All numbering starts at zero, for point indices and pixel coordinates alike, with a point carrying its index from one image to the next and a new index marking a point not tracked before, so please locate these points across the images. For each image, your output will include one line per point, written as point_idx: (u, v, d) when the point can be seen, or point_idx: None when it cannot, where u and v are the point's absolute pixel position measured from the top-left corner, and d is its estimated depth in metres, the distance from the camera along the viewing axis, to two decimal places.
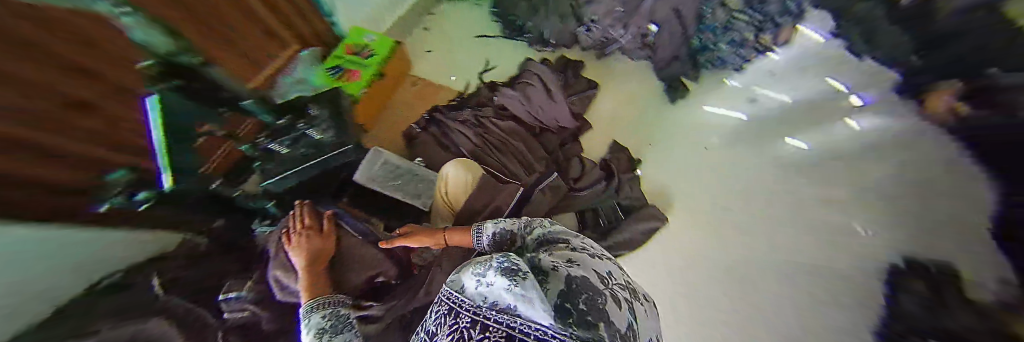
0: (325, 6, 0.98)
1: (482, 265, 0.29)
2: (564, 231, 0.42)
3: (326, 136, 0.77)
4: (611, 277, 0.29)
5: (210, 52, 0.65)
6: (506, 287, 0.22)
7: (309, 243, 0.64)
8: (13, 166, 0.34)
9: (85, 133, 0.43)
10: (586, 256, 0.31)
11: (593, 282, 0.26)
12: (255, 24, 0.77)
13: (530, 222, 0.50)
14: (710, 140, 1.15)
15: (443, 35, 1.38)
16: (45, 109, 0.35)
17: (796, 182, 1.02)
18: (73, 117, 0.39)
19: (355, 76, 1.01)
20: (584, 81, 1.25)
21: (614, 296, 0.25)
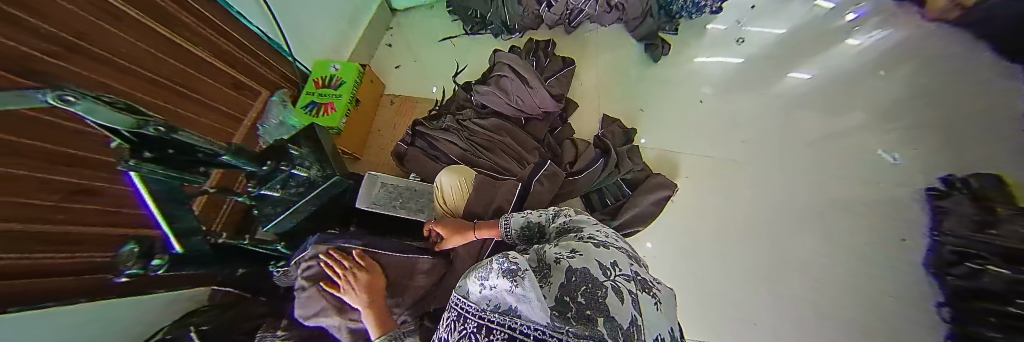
0: (283, 48, 0.99)
1: (481, 265, 0.26)
2: (583, 221, 0.41)
3: (315, 171, 0.73)
4: (617, 266, 0.27)
5: (174, 115, 0.66)
6: (506, 289, 0.21)
7: (360, 282, 0.61)
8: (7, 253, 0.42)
9: (57, 218, 0.50)
10: (590, 245, 0.29)
11: (594, 273, 0.25)
12: (220, 82, 0.78)
13: (557, 212, 0.48)
14: (705, 91, 1.11)
15: (406, 47, 1.38)
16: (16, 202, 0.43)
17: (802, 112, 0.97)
18: (40, 202, 0.46)
19: (329, 109, 1.01)
20: (559, 60, 1.20)
21: (618, 288, 0.24)
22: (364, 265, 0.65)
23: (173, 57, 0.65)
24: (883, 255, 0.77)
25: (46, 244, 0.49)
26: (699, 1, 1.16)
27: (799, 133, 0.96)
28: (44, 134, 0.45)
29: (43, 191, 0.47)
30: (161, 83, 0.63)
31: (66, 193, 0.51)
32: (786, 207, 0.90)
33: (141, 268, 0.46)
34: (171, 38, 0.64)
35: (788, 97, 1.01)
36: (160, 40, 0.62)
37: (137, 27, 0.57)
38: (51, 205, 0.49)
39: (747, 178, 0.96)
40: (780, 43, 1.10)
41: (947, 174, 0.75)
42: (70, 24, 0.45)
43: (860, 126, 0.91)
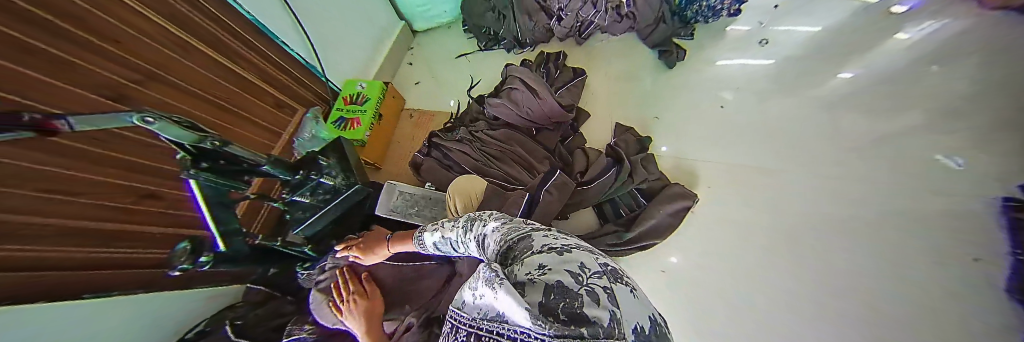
0: (318, 70, 1.11)
1: (475, 275, 0.28)
2: (515, 228, 0.32)
3: (339, 180, 0.81)
4: (593, 276, 0.21)
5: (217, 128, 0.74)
6: (491, 298, 0.20)
7: (360, 304, 0.72)
8: (64, 250, 0.50)
9: (120, 220, 0.59)
10: (557, 255, 0.23)
11: (568, 286, 0.19)
12: (264, 101, 0.89)
13: (471, 224, 0.39)
14: (724, 96, 1.07)
15: (426, 64, 1.48)
16: (84, 207, 0.52)
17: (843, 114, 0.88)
18: (104, 206, 0.55)
19: (355, 124, 1.11)
20: (569, 71, 1.22)
21: (601, 302, 0.18)
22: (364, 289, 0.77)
23: (224, 79, 0.76)
24: (969, 274, 0.60)
25: (112, 241, 0.58)
26: (715, 5, 1.14)
27: (834, 137, 0.88)
28: (119, 146, 0.54)
29: (112, 194, 0.56)
30: (209, 100, 0.72)
31: (133, 198, 0.60)
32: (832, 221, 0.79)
33: (190, 263, 0.52)
34: (224, 63, 0.75)
35: (820, 98, 0.95)
36: (214, 64, 0.73)
37: (194, 53, 0.68)
38: (123, 207, 0.58)
39: (774, 186, 0.89)
40: (806, 43, 1.05)
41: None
42: (142, 53, 0.57)
43: (924, 125, 0.78)
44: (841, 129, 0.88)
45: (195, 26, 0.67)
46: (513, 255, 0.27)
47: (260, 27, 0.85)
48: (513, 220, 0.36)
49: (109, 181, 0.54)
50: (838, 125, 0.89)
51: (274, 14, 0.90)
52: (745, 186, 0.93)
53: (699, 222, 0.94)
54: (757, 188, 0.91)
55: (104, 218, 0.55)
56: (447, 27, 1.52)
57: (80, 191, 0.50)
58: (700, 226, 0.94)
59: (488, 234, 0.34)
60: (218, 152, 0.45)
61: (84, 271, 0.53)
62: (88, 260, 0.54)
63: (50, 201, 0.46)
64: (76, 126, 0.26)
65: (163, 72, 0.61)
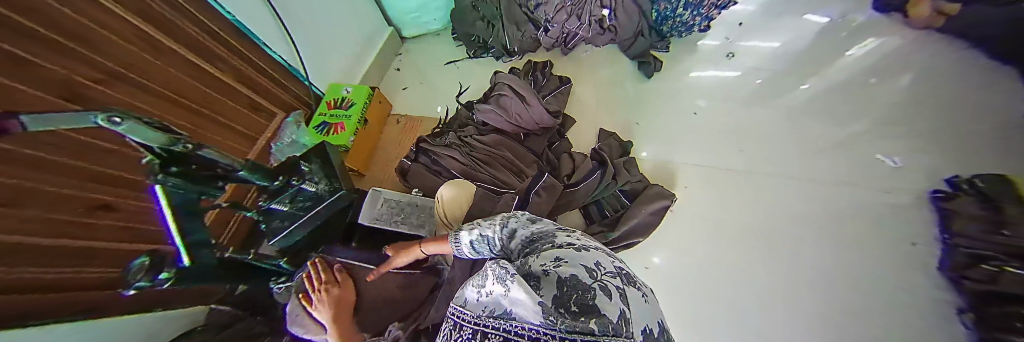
0: (301, 73, 1.08)
1: (480, 276, 0.28)
2: (545, 229, 0.40)
3: (324, 187, 0.76)
4: (601, 269, 0.26)
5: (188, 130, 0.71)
6: (503, 293, 0.22)
7: (330, 296, 0.73)
8: (23, 267, 0.46)
9: (68, 234, 0.53)
10: (574, 253, 0.28)
11: (582, 279, 0.23)
12: (240, 103, 0.85)
13: (506, 222, 0.46)
14: (699, 104, 1.15)
15: (413, 70, 1.47)
16: (42, 221, 0.48)
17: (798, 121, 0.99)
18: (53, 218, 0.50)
19: (339, 128, 1.08)
20: (556, 79, 1.26)
21: (609, 293, 0.22)
22: (338, 280, 0.76)
23: (198, 80, 0.72)
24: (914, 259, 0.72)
25: (50, 258, 0.50)
26: (688, 21, 1.21)
27: (792, 143, 0.99)
28: (74, 150, 0.50)
29: (63, 206, 0.50)
30: (172, 100, 0.67)
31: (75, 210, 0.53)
32: (791, 218, 0.89)
33: (148, 280, 0.48)
34: (198, 63, 0.71)
35: (783, 107, 1.06)
36: (186, 64, 0.69)
37: (164, 51, 0.64)
38: (72, 220, 0.53)
39: (743, 188, 0.97)
40: (769, 55, 1.16)
41: (952, 174, 0.74)
42: (109, 50, 0.53)
43: (868, 132, 0.91)
44: (795, 135, 0.99)
45: (169, 23, 0.64)
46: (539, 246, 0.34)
47: (242, 29, 0.83)
48: (542, 221, 0.44)
49: (56, 191, 0.49)
50: (789, 132, 1.01)
51: (258, 16, 0.87)
52: (720, 187, 1.00)
53: (677, 223, 0.98)
54: (731, 191, 0.98)
55: (44, 235, 0.48)
56: (436, 34, 1.53)
57: (31, 201, 0.45)
58: (679, 226, 0.98)
59: (522, 230, 0.42)
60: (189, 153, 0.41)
61: (38, 292, 0.48)
62: (29, 281, 0.46)
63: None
64: (27, 127, 0.23)
65: (130, 73, 0.58)
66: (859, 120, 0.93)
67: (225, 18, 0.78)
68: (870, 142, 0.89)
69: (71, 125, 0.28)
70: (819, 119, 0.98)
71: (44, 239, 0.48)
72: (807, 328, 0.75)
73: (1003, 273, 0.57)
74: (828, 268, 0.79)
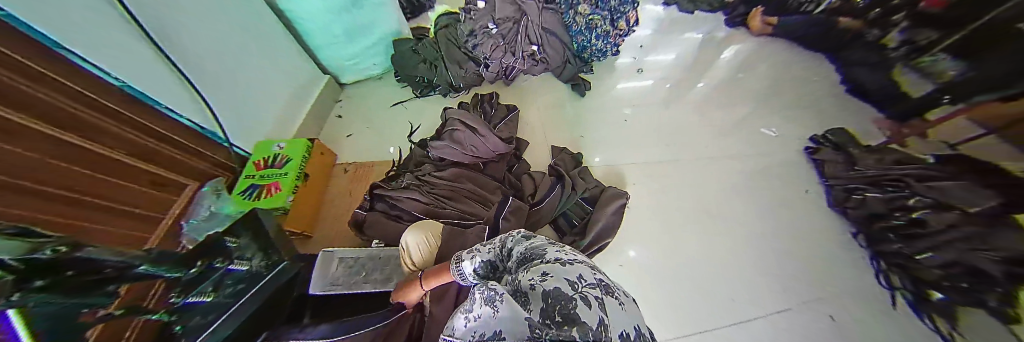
0: (218, 136, 0.96)
1: (470, 303, 0.36)
2: (535, 242, 0.46)
3: (258, 261, 0.67)
4: (581, 280, 0.32)
5: (96, 226, 0.56)
6: (491, 315, 0.31)
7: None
8: None
9: None
10: (557, 266, 0.34)
11: (565, 290, 0.30)
12: (135, 182, 0.68)
13: (505, 242, 0.51)
14: (626, 112, 1.34)
15: (356, 117, 1.42)
16: None
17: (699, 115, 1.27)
18: None
19: (273, 190, 0.96)
20: (503, 108, 1.34)
21: (584, 301, 0.29)
22: None
23: (92, 170, 0.58)
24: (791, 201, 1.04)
25: None
26: (603, 48, 1.45)
27: (698, 129, 1.24)
28: None
29: None
30: (70, 200, 0.52)
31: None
32: (712, 189, 1.10)
33: None
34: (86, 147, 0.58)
35: (685, 105, 1.31)
36: (72, 150, 0.55)
37: (55, 142, 0.51)
38: None
39: (677, 177, 1.14)
40: (667, 64, 1.44)
41: (813, 135, 1.12)
42: (17, 138, 0.43)
43: (746, 114, 1.22)
44: (695, 125, 1.24)
45: (51, 107, 0.51)
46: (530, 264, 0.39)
47: (135, 95, 0.71)
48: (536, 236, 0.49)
49: None
50: (695, 123, 1.25)
51: (159, 82, 0.77)
52: (658, 176, 1.15)
53: (633, 217, 1.05)
54: (670, 180, 1.13)
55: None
56: (377, 78, 1.53)
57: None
58: (636, 221, 1.05)
59: (512, 244, 0.49)
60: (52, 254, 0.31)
61: None
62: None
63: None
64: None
65: (41, 186, 0.46)
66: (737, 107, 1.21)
67: (113, 88, 0.66)
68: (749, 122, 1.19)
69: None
70: (716, 108, 1.26)
71: None
72: (779, 289, 0.91)
73: (867, 196, 0.94)
74: (766, 232, 1.00)
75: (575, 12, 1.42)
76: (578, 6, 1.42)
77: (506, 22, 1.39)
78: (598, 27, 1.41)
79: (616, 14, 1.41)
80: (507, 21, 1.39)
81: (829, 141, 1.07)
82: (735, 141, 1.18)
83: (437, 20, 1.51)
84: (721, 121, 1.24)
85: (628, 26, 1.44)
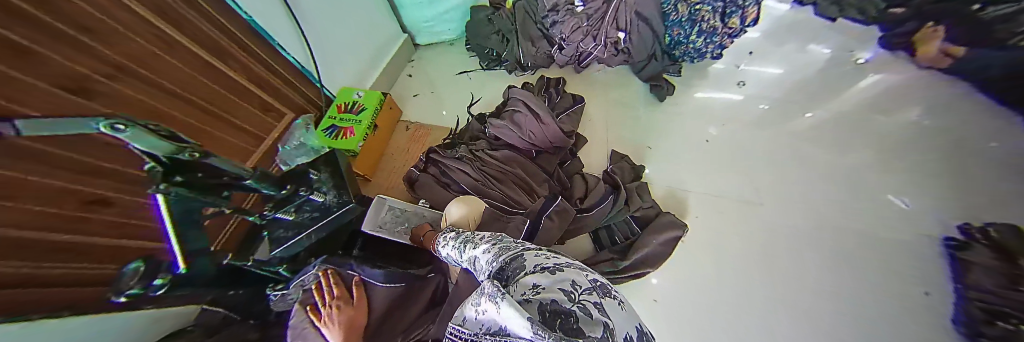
0: (313, 75, 1.06)
1: (476, 294, 0.34)
2: (504, 249, 0.45)
3: (332, 197, 0.72)
4: (576, 290, 0.29)
5: (203, 133, 0.72)
6: (495, 314, 0.26)
7: (341, 315, 0.62)
8: (51, 245, 0.52)
9: (97, 228, 0.60)
10: (546, 275, 0.32)
11: (562, 302, 0.26)
12: (250, 103, 0.85)
13: (465, 241, 0.58)
14: (711, 131, 1.15)
15: (426, 78, 1.46)
16: (70, 213, 0.54)
17: (801, 152, 1.05)
18: (79, 212, 0.56)
19: (348, 133, 1.06)
20: (569, 97, 1.25)
21: (584, 311, 0.25)
22: (352, 298, 0.66)
23: (205, 77, 0.70)
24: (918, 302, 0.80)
25: (63, 254, 0.55)
26: (702, 48, 1.22)
27: (795, 172, 1.03)
28: (59, 141, 0.49)
29: (59, 199, 0.52)
30: (189, 99, 0.67)
31: (81, 203, 0.56)
32: (793, 246, 0.92)
33: (141, 288, 0.45)
34: (200, 55, 0.68)
35: (788, 138, 1.09)
36: (200, 62, 0.69)
37: (176, 47, 0.63)
38: (96, 217, 0.59)
39: (752, 221, 0.97)
40: (779, 82, 1.19)
41: (963, 222, 0.86)
42: (117, 44, 0.51)
43: (865, 165, 0.99)
44: (790, 167, 1.04)
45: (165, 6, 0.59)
46: (508, 274, 0.36)
47: (255, 27, 0.82)
48: (500, 242, 0.50)
49: (81, 188, 0.55)
50: (790, 163, 1.04)
51: (274, 18, 0.86)
52: (728, 216, 0.99)
53: (685, 254, 0.95)
54: (742, 221, 0.97)
55: (58, 229, 0.53)
56: (449, 44, 1.54)
57: (40, 197, 0.48)
58: (690, 259, 0.94)
59: (479, 255, 0.49)
60: (178, 155, 0.37)
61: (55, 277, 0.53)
62: (34, 275, 0.49)
63: (5, 209, 0.43)
64: (20, 133, 0.23)
65: (134, 65, 0.55)
66: (853, 153, 1.02)
67: (241, 19, 0.78)
68: (858, 175, 0.98)
69: (63, 132, 0.26)
70: (829, 150, 1.04)
71: (57, 231, 0.53)
72: None
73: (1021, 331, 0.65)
74: (835, 309, 0.82)
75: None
76: None
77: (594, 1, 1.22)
78: (704, 21, 1.17)
79: (731, 7, 1.15)
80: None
81: (986, 238, 0.80)
82: (844, 200, 0.96)
83: None
84: (829, 171, 1.01)
85: (742, 25, 1.18)
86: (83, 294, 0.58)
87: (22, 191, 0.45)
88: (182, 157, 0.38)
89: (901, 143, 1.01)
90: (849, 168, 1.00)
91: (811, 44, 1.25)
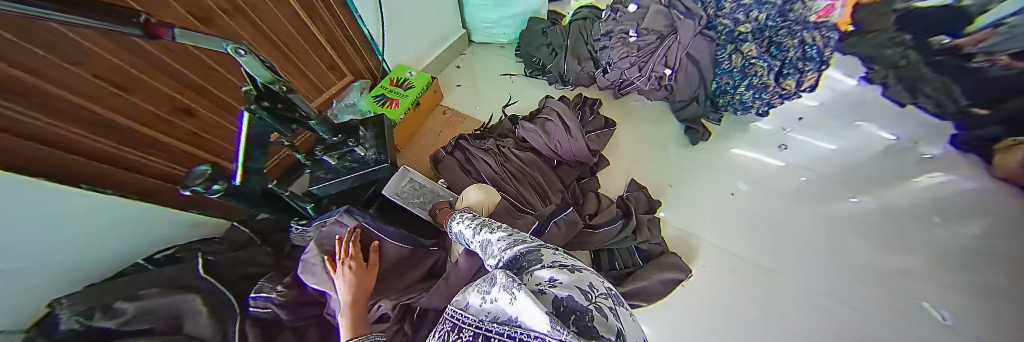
0: (378, 47, 1.16)
1: (486, 285, 0.38)
2: (517, 240, 0.49)
3: (370, 154, 0.79)
4: (592, 289, 0.31)
5: (285, 73, 0.86)
6: (509, 306, 0.31)
7: (352, 276, 0.60)
8: (136, 134, 0.63)
9: (185, 134, 0.73)
10: (560, 271, 0.34)
11: (578, 300, 0.29)
12: (323, 62, 0.98)
13: (479, 225, 0.62)
14: (738, 186, 1.12)
15: (472, 72, 1.55)
16: (165, 115, 0.66)
17: (835, 233, 1.00)
18: (173, 117, 0.68)
19: (394, 104, 1.15)
20: (601, 120, 1.28)
21: (599, 311, 0.28)
22: (368, 262, 0.65)
23: (298, 32, 0.84)
24: None
25: (144, 146, 0.66)
26: (747, 101, 1.19)
27: (825, 251, 0.97)
28: (178, 57, 0.61)
29: (160, 100, 0.63)
30: (278, 45, 0.80)
31: (176, 110, 0.68)
32: (803, 329, 0.86)
33: (203, 187, 0.52)
34: (301, 15, 0.82)
35: (823, 216, 1.03)
36: (298, 20, 0.82)
37: (285, 4, 0.76)
38: (187, 126, 0.72)
39: (761, 287, 0.94)
40: (824, 155, 1.15)
41: None
42: None
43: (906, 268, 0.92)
44: (817, 242, 0.98)
45: None
46: (522, 266, 0.39)
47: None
48: (517, 234, 0.53)
49: (182, 100, 0.68)
50: (818, 240, 0.99)
51: None
52: (735, 273, 0.96)
53: (683, 298, 0.93)
54: (751, 284, 0.94)
55: (151, 124, 0.65)
56: (501, 46, 1.62)
57: (143, 93, 0.60)
58: (685, 304, 0.93)
59: (493, 240, 0.53)
60: (276, 83, 0.44)
61: (117, 159, 0.62)
62: (106, 154, 0.59)
63: (107, 91, 0.54)
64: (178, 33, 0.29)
65: (249, 10, 0.68)
66: (896, 253, 0.95)
67: None
68: (890, 272, 0.92)
69: (207, 47, 0.33)
70: (863, 237, 0.98)
71: (147, 127, 0.64)
72: None
73: None
74: None
75: (735, 48, 1.17)
76: (737, 31, 1.17)
77: (650, 35, 1.22)
78: (755, 77, 1.14)
79: (789, 68, 1.13)
80: (652, 34, 1.22)
81: None
82: (866, 292, 0.90)
83: (577, 9, 1.48)
84: (858, 258, 0.95)
85: (797, 88, 1.15)
86: (148, 183, 0.70)
87: (127, 83, 0.56)
88: (278, 88, 0.45)
89: (951, 253, 0.94)
90: (883, 265, 0.94)
91: (862, 123, 1.19)
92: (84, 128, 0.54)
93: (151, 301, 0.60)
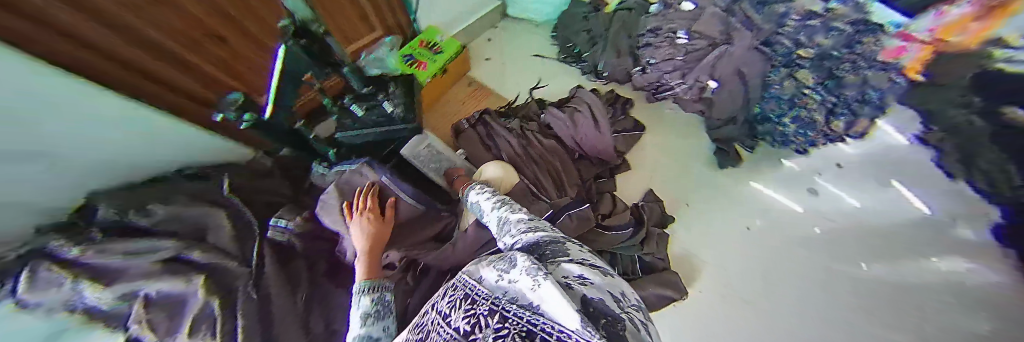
0: (411, 5, 1.12)
1: (505, 265, 0.37)
2: (537, 226, 0.47)
3: (397, 111, 0.79)
4: (622, 297, 0.29)
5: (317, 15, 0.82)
6: (532, 291, 0.29)
7: (367, 226, 0.63)
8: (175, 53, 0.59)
9: (214, 59, 0.68)
10: (590, 271, 0.32)
11: (610, 305, 0.27)
12: (354, 9, 0.93)
13: (496, 202, 0.60)
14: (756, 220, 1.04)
15: (503, 47, 1.48)
16: (198, 36, 0.62)
17: (856, 284, 0.90)
18: (204, 38, 0.63)
19: (422, 66, 1.11)
20: (631, 122, 1.22)
21: (631, 321, 0.26)
22: (384, 215, 0.67)
23: None
24: None
25: (180, 67, 0.62)
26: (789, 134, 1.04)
27: (839, 300, 0.89)
28: None
29: (194, 18, 0.58)
30: None
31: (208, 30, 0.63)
32: None
33: (233, 115, 0.53)
34: None
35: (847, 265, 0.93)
36: None
37: None
38: (217, 49, 0.67)
39: (758, 321, 0.89)
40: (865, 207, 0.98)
41: None
42: None
43: None
44: (832, 290, 0.91)
45: None
46: (545, 254, 0.38)
47: None
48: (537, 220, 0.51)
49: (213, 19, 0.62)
50: (834, 288, 0.91)
51: None
52: (732, 303, 0.93)
53: (672, 316, 0.93)
54: (747, 316, 0.90)
55: (186, 43, 0.60)
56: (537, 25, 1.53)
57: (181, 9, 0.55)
58: (673, 321, 0.92)
59: (512, 218, 0.52)
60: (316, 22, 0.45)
61: (159, 79, 0.59)
62: (148, 71, 0.56)
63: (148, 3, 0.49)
64: None
65: None
66: None
67: None
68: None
69: None
70: (885, 305, 0.86)
71: (182, 46, 0.60)
72: None
73: None
74: None
75: None
76: None
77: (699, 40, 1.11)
78: (803, 110, 0.97)
79: None
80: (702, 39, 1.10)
81: None
82: None
83: None
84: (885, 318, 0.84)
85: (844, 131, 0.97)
86: (184, 106, 0.67)
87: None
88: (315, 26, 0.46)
89: None
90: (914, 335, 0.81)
91: (893, 180, 0.98)
92: (130, 42, 0.50)
93: (182, 209, 0.61)
